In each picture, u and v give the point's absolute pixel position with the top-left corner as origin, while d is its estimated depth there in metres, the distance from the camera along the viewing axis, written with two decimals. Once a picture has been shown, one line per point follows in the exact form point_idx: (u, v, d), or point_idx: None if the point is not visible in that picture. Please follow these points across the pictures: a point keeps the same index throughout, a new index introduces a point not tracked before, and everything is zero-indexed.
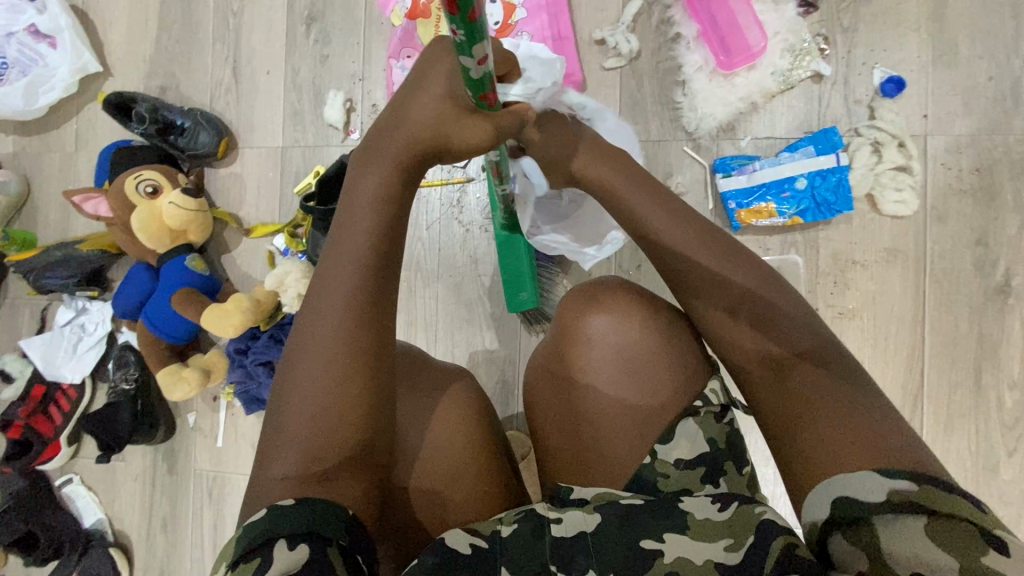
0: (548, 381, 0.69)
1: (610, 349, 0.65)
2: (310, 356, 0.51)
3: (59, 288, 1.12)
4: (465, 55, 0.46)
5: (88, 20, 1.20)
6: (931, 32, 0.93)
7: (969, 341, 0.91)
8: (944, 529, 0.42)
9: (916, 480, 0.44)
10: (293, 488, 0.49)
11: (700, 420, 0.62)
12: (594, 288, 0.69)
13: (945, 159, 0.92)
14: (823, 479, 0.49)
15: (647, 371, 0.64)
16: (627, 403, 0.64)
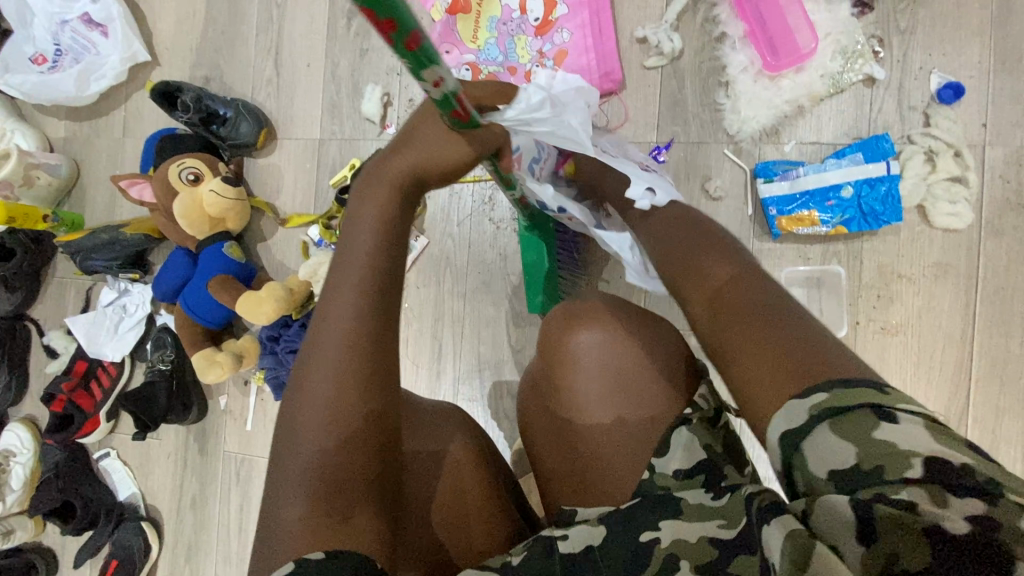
0: (544, 410, 0.67)
1: (599, 373, 0.63)
2: (317, 383, 0.49)
3: (103, 270, 1.16)
4: (419, 80, 0.48)
5: (139, 10, 1.24)
6: (996, 36, 0.88)
7: (1022, 364, 0.86)
8: (874, 427, 0.38)
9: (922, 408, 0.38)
10: (316, 536, 0.45)
11: (693, 428, 0.59)
12: (578, 309, 0.67)
13: (1003, 171, 0.87)
14: (778, 405, 0.43)
15: (636, 391, 0.62)
16: (623, 427, 0.62)
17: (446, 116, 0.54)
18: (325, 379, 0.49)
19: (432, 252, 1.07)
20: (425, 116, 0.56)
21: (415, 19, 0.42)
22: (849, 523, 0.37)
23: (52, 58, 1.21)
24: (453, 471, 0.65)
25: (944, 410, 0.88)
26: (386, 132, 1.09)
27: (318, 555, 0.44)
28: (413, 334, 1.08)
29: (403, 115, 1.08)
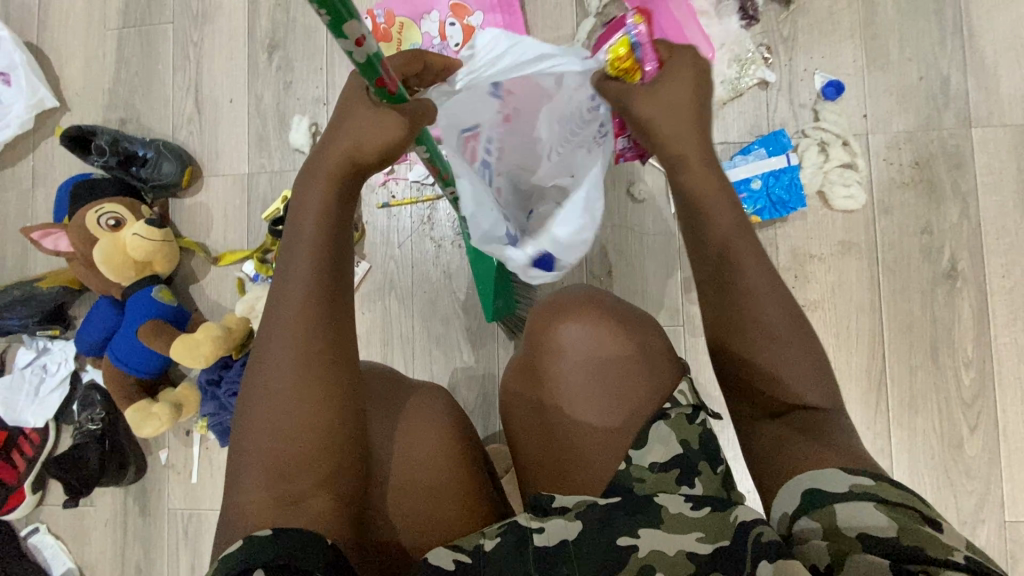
0: (522, 392, 0.68)
1: (578, 356, 0.64)
2: (270, 373, 0.51)
3: (18, 328, 1.08)
4: (340, 38, 0.47)
5: (43, 55, 1.19)
6: (864, 38, 0.99)
7: (924, 325, 0.95)
8: (917, 521, 0.44)
9: (874, 477, 0.47)
10: (267, 513, 0.49)
11: (671, 422, 0.61)
12: (561, 299, 0.69)
13: (886, 155, 0.97)
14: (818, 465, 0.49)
15: (613, 374, 0.64)
16: (591, 404, 0.64)
17: (371, 87, 0.53)
18: (279, 371, 0.51)
19: (375, 276, 1.07)
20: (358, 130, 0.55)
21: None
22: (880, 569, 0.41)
23: None
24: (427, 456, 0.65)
25: (865, 375, 0.96)
26: None
27: (264, 533, 0.47)
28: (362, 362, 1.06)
29: None
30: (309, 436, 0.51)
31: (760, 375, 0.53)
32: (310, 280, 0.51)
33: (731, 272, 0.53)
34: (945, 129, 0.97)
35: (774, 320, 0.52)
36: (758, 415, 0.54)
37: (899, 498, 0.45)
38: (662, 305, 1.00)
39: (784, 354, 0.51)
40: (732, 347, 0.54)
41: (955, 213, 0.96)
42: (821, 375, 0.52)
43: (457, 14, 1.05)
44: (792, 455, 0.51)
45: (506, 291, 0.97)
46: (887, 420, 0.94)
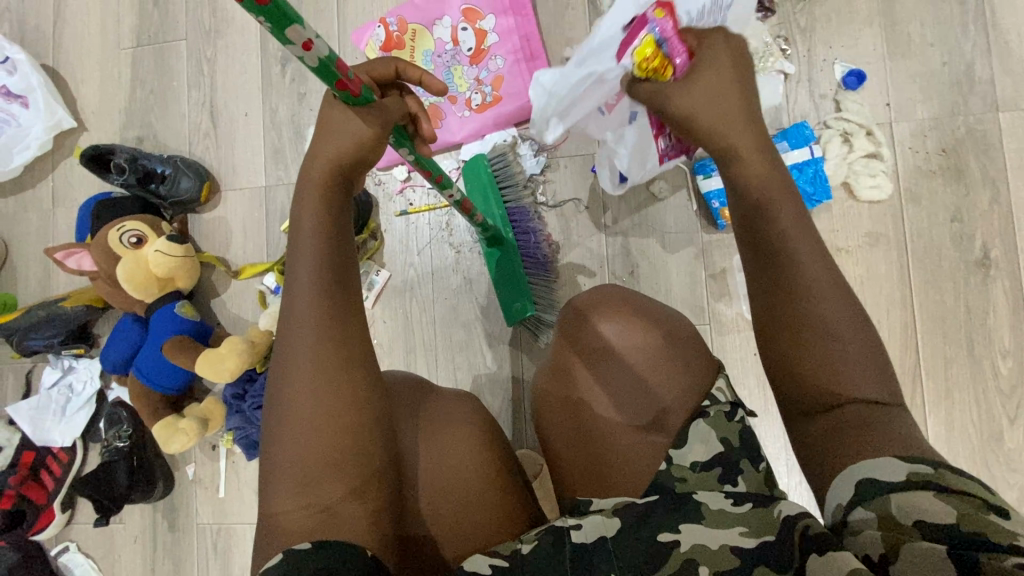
0: (552, 395, 0.68)
1: (607, 359, 0.65)
2: (296, 382, 0.50)
3: (44, 348, 1.09)
4: (286, 44, 0.47)
5: (60, 77, 1.20)
6: (884, 26, 0.98)
7: (958, 315, 0.93)
8: (982, 510, 0.40)
9: (932, 464, 0.43)
10: (305, 527, 0.49)
11: (711, 421, 0.60)
12: (587, 302, 0.69)
13: (911, 143, 0.96)
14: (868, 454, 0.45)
15: (644, 377, 0.64)
16: (622, 406, 0.64)
17: (334, 91, 0.52)
18: (304, 378, 0.50)
19: (395, 284, 1.07)
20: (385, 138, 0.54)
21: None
22: (943, 563, 0.37)
23: None
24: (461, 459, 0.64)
25: (899, 368, 0.94)
26: None
27: (303, 547, 0.47)
28: None
29: None
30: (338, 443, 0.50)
31: (817, 363, 0.49)
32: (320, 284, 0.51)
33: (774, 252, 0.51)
34: (971, 114, 0.95)
35: (834, 308, 0.49)
36: (809, 406, 0.50)
37: (966, 488, 0.41)
38: (686, 303, 0.99)
39: (842, 341, 0.49)
40: (787, 332, 0.50)
41: (985, 200, 0.93)
42: (879, 368, 0.49)
43: (469, 19, 1.04)
44: (842, 441, 0.47)
45: (525, 293, 0.96)
46: (924, 413, 0.92)
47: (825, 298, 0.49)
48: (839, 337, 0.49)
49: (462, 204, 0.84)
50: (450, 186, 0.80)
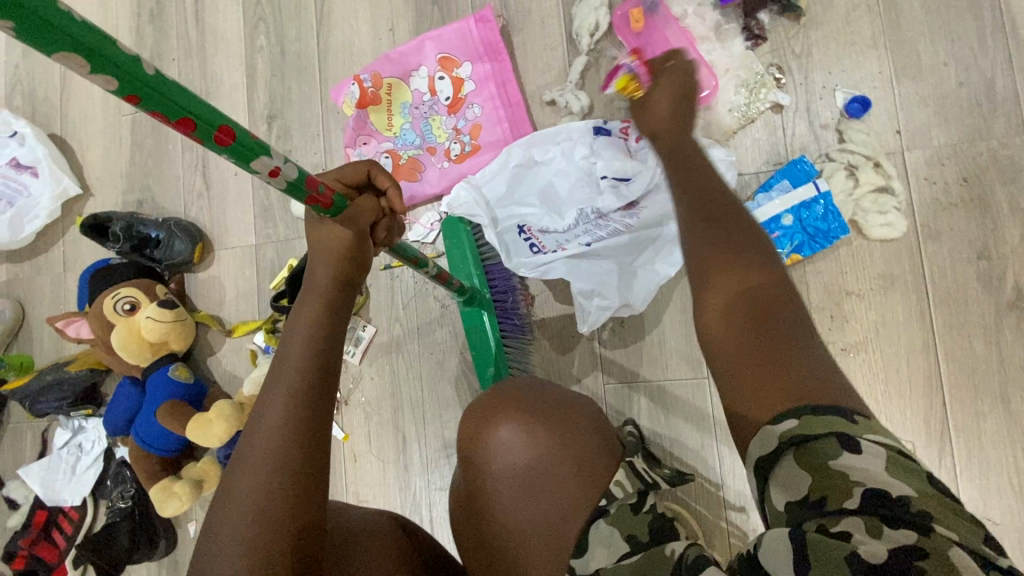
0: (466, 503, 0.67)
1: (511, 463, 0.64)
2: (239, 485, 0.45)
3: (54, 411, 1.14)
4: (251, 172, 0.46)
5: (67, 145, 1.25)
6: (890, 46, 0.89)
7: (990, 364, 0.83)
8: (833, 455, 0.41)
9: (799, 414, 0.43)
10: None
11: (612, 519, 0.56)
12: (490, 403, 0.69)
13: (927, 174, 0.87)
14: (762, 422, 0.45)
15: (546, 481, 0.62)
16: (534, 512, 0.61)
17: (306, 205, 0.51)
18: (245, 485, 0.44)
19: (382, 340, 1.05)
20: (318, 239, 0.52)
21: (220, 111, 0.41)
22: (789, 552, 0.40)
23: None
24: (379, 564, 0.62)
25: (924, 426, 0.84)
26: None
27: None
28: (375, 430, 1.04)
29: None
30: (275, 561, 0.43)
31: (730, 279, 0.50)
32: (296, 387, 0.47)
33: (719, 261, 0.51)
34: (996, 138, 0.85)
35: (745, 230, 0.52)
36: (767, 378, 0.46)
37: (820, 427, 0.42)
38: (680, 355, 0.93)
39: (753, 257, 0.50)
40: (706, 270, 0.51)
41: (1017, 234, 0.83)
42: (775, 274, 0.50)
43: (445, 68, 1.02)
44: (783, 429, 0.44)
45: (499, 357, 0.92)
46: (954, 476, 0.82)
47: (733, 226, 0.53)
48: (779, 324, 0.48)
49: (440, 274, 0.80)
50: (427, 264, 0.75)
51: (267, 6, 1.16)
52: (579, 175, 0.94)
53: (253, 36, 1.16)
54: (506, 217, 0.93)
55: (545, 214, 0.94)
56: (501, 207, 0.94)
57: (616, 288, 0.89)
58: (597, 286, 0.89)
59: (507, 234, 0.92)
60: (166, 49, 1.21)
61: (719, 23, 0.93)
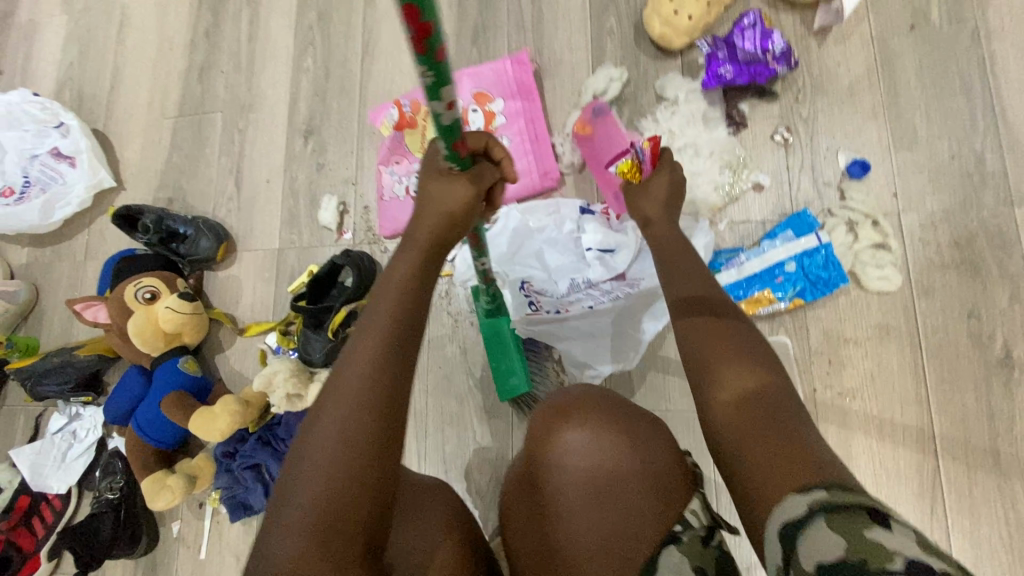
0: (521, 501, 0.64)
1: (582, 467, 0.60)
2: (337, 405, 0.47)
3: (53, 394, 1.13)
4: (433, 98, 0.49)
5: (107, 141, 1.31)
6: (889, 117, 0.97)
7: (979, 420, 0.86)
8: (867, 526, 0.38)
9: (829, 486, 0.42)
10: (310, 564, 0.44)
11: (684, 547, 0.56)
12: (562, 401, 0.66)
13: (921, 235, 0.93)
14: (780, 496, 0.44)
15: (615, 486, 0.59)
16: (598, 516, 0.59)
17: (445, 149, 0.55)
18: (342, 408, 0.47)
19: None
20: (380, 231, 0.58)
21: (444, 35, 0.45)
22: None
23: (18, 189, 1.26)
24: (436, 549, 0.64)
25: (916, 475, 0.86)
26: (343, 238, 1.14)
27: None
28: None
29: (360, 222, 1.13)
30: (353, 532, 0.46)
31: (723, 364, 0.54)
32: (382, 365, 0.49)
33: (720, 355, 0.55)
34: (985, 208, 0.92)
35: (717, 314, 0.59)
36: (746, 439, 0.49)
37: (852, 500, 0.40)
38: (683, 389, 0.96)
39: (730, 336, 0.56)
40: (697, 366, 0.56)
41: (1004, 296, 0.89)
42: (776, 379, 0.53)
43: (479, 102, 1.10)
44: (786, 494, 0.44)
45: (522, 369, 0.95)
46: (945, 527, 0.84)
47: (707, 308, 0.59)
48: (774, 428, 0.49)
49: (486, 275, 0.83)
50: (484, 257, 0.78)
51: (317, 31, 1.24)
52: (569, 245, 0.98)
53: (300, 56, 1.24)
54: (508, 276, 0.98)
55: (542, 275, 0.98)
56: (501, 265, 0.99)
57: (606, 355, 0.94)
58: (588, 353, 0.94)
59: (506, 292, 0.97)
60: (216, 62, 1.29)
61: (722, 94, 1.02)
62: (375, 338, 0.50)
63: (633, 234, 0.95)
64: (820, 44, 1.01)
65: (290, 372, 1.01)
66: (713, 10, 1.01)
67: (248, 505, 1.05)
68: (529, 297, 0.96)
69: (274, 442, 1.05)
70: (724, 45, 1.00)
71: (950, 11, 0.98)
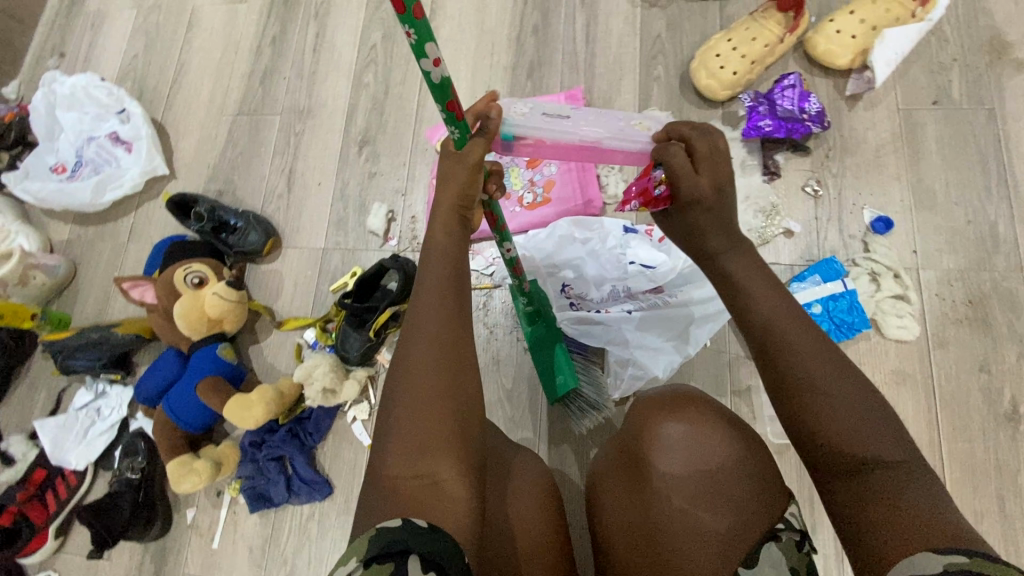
0: (623, 479, 0.72)
1: (683, 455, 0.67)
2: (419, 329, 0.58)
3: (83, 370, 1.14)
4: (421, 57, 0.55)
5: (164, 131, 1.36)
6: (911, 181, 1.06)
7: (988, 468, 0.91)
8: None
9: (966, 553, 0.42)
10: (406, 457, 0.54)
11: (782, 545, 0.61)
12: (673, 396, 0.73)
13: (938, 290, 1.00)
14: (907, 552, 0.45)
15: (715, 478, 0.65)
16: (694, 502, 0.65)
17: (442, 110, 0.60)
18: (426, 331, 0.58)
19: None
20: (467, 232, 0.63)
21: None
22: None
23: (72, 168, 1.30)
24: (535, 518, 0.71)
25: None
26: (388, 244, 1.18)
27: (394, 524, 0.50)
28: None
29: (406, 231, 1.18)
30: (442, 446, 0.54)
31: (825, 433, 0.51)
32: (444, 304, 0.59)
33: (792, 395, 0.53)
34: (997, 271, 0.99)
35: (799, 364, 0.53)
36: (839, 475, 0.51)
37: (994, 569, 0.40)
38: None
39: (824, 395, 0.52)
40: (795, 430, 0.54)
41: (1013, 354, 0.95)
42: (871, 412, 0.51)
43: None
44: (902, 536, 0.46)
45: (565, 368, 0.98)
46: None
47: (791, 360, 0.54)
48: (879, 480, 0.49)
49: (515, 265, 0.88)
50: (508, 240, 0.83)
51: (380, 49, 1.31)
52: (612, 259, 1.04)
53: (362, 71, 1.30)
54: (555, 277, 1.05)
55: (587, 282, 1.04)
56: (549, 269, 1.05)
57: (642, 362, 0.99)
58: (627, 355, 1.00)
59: (552, 290, 1.04)
60: (279, 67, 1.35)
61: (761, 144, 1.10)
62: (433, 286, 0.60)
63: (676, 253, 1.01)
64: (850, 109, 1.11)
65: (329, 366, 1.05)
66: (755, 68, 1.10)
67: (268, 496, 1.05)
68: (571, 300, 1.04)
69: (302, 434, 1.07)
70: (766, 101, 1.08)
71: (969, 91, 1.08)
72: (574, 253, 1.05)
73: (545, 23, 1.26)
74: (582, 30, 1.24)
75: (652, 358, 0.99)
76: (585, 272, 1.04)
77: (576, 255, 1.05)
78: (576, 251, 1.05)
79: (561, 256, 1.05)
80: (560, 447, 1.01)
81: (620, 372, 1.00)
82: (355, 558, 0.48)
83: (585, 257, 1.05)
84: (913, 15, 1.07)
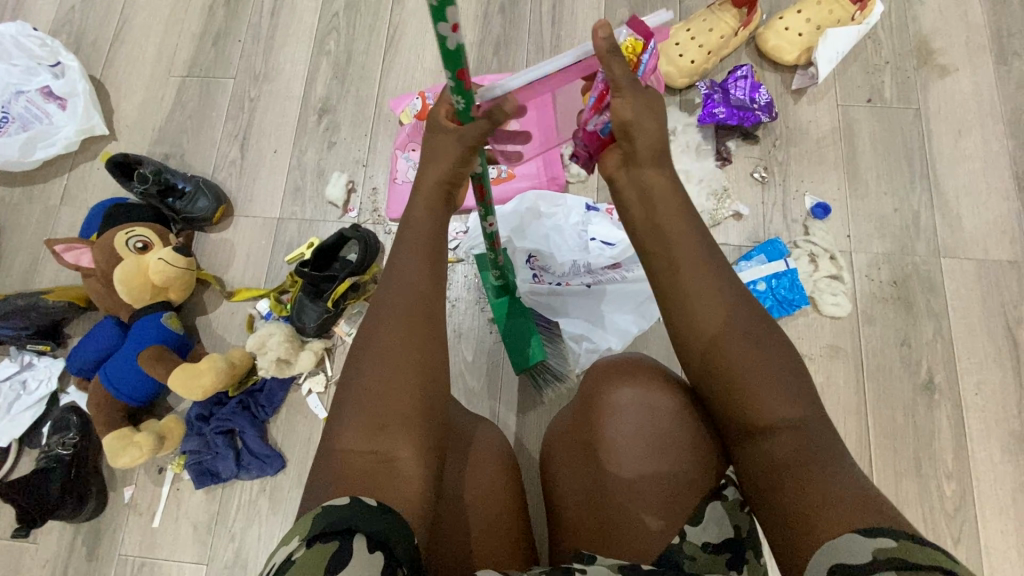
0: (575, 447, 0.72)
1: (634, 420, 0.68)
2: (390, 302, 0.58)
3: (8, 339, 1.06)
4: (442, 19, 0.51)
5: (104, 90, 1.28)
6: (847, 171, 1.14)
7: (907, 433, 1.00)
8: None
9: (897, 536, 0.42)
10: (364, 428, 0.53)
11: (727, 505, 0.63)
12: (624, 363, 0.74)
13: (868, 272, 1.08)
14: (840, 534, 0.44)
15: (664, 441, 0.66)
16: (647, 465, 0.66)
17: (450, 76, 0.56)
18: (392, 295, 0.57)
19: None
20: (430, 192, 0.63)
21: None
22: None
23: None
24: (493, 487, 0.69)
25: None
26: (348, 215, 1.16)
27: (342, 501, 0.48)
28: None
29: (366, 203, 1.16)
30: (399, 422, 0.53)
31: (736, 399, 0.54)
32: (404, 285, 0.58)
33: (715, 358, 0.55)
34: (918, 255, 1.09)
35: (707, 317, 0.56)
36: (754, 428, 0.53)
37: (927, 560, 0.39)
38: None
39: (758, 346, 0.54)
40: (725, 385, 0.54)
41: (930, 330, 1.05)
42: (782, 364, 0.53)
43: None
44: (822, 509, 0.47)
45: (534, 342, 1.00)
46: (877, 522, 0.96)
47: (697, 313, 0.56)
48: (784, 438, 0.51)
49: (495, 238, 0.88)
50: (490, 214, 0.82)
51: (342, 17, 1.27)
52: (570, 235, 1.07)
53: (322, 38, 1.26)
54: (517, 250, 1.06)
55: (549, 255, 1.06)
56: (511, 242, 1.06)
57: (600, 332, 1.03)
58: (586, 326, 1.03)
59: (516, 261, 1.06)
60: (233, 28, 1.29)
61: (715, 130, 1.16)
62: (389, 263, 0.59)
63: None
64: (796, 102, 1.18)
65: (284, 336, 1.02)
66: (712, 58, 1.16)
67: (215, 472, 1.00)
68: (533, 271, 1.06)
69: (253, 406, 1.03)
70: (720, 90, 1.13)
71: (898, 90, 1.18)
72: (536, 228, 1.07)
73: (511, 3, 1.27)
74: (548, 12, 1.26)
75: (610, 328, 1.03)
76: (546, 246, 1.06)
77: (536, 230, 1.07)
78: (538, 225, 1.07)
79: (521, 230, 1.07)
80: (520, 418, 1.03)
81: (579, 345, 1.03)
82: (298, 536, 0.46)
83: (548, 233, 1.07)
84: (853, 18, 1.15)
